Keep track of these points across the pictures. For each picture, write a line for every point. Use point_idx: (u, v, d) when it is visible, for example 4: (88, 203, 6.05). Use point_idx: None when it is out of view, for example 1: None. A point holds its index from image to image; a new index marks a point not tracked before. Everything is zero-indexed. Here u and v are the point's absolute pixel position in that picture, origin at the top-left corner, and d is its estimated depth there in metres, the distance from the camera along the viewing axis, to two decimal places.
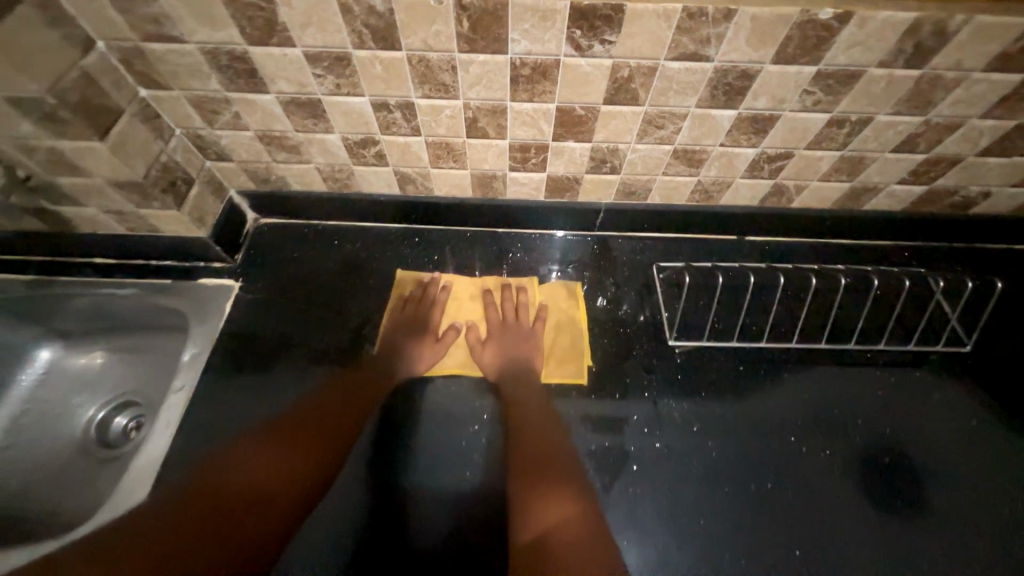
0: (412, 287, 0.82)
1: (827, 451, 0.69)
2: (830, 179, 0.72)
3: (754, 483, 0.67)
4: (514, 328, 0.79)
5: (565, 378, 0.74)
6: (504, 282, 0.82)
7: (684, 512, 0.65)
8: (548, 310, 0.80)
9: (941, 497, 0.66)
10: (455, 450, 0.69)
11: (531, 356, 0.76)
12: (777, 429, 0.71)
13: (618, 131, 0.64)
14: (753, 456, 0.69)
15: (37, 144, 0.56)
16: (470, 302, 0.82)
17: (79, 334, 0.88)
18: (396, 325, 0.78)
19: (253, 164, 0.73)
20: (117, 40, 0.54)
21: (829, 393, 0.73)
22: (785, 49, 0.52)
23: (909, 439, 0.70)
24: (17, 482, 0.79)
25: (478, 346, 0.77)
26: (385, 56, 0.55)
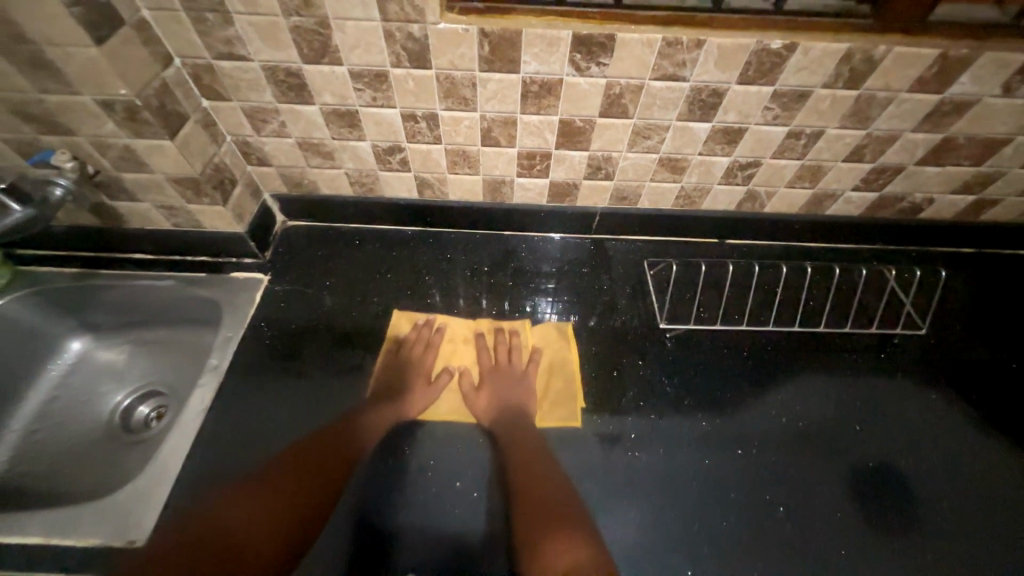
0: (407, 330, 0.85)
1: (812, 462, 0.73)
2: (795, 186, 0.83)
3: (741, 446, 0.74)
4: (507, 373, 0.82)
5: (557, 422, 0.76)
6: (497, 326, 0.87)
7: (677, 470, 0.72)
8: (539, 353, 0.84)
9: (916, 506, 0.71)
10: (454, 492, 0.69)
11: (523, 400, 0.79)
12: (763, 443, 0.75)
13: (612, 141, 0.75)
14: (739, 422, 0.76)
15: (114, 142, 0.64)
16: (465, 345, 0.86)
17: (109, 327, 0.93)
18: (391, 369, 0.80)
19: (290, 169, 0.83)
20: (193, 58, 0.64)
21: (810, 410, 0.78)
22: (746, 72, 0.64)
23: (885, 449, 0.75)
24: (44, 464, 0.82)
25: (471, 391, 0.80)
26: (417, 74, 0.66)
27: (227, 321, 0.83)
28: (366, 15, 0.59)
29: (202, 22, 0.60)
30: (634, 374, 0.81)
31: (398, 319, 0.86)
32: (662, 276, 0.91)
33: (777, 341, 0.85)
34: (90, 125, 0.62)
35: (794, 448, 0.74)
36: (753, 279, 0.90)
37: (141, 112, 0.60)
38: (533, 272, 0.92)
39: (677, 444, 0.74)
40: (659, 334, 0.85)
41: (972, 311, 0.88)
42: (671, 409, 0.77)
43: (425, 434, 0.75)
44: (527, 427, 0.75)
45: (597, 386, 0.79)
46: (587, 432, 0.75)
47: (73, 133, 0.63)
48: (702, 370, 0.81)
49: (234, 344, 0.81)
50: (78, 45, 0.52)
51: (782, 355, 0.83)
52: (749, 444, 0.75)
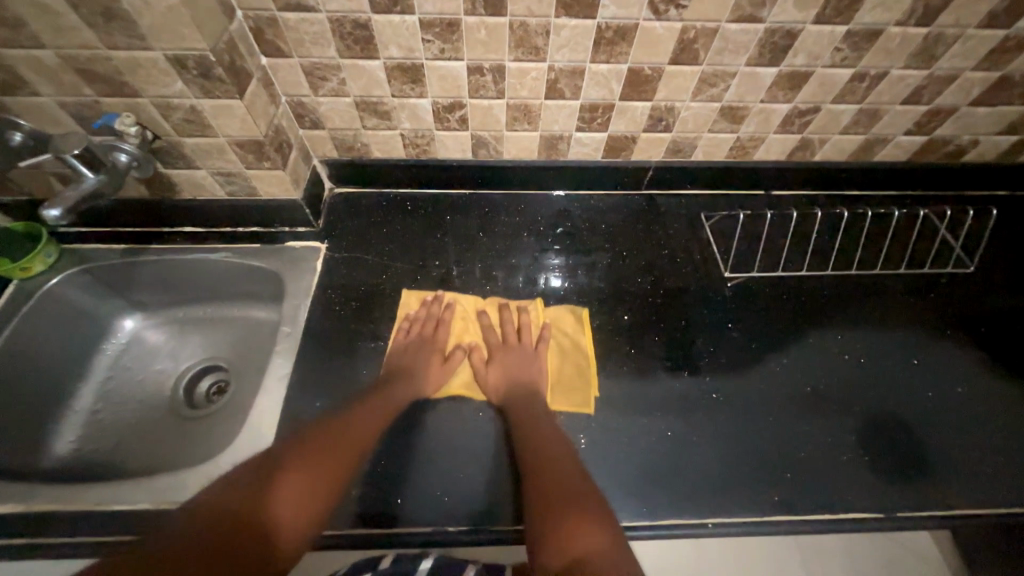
0: (417, 307, 0.83)
1: (835, 412, 0.75)
2: (849, 132, 0.84)
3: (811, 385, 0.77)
4: (517, 351, 0.79)
5: (569, 407, 0.75)
6: (504, 303, 0.84)
7: (751, 403, 0.76)
8: (550, 330, 0.82)
9: (936, 447, 0.72)
10: (462, 481, 0.68)
11: (535, 377, 0.77)
12: (788, 396, 0.76)
13: (677, 90, 0.75)
14: (805, 363, 0.79)
15: (179, 103, 0.62)
16: (473, 323, 0.84)
17: (160, 305, 0.92)
18: (401, 349, 0.77)
19: (343, 132, 0.81)
20: (257, 10, 0.61)
21: (831, 359, 0.80)
22: (823, 11, 0.64)
23: (905, 397, 0.77)
24: (112, 442, 0.82)
25: (482, 369, 0.78)
26: (491, 22, 0.64)
27: (292, 289, 0.83)
28: None
29: None
30: (701, 323, 0.83)
31: (406, 299, 0.83)
32: (719, 227, 0.92)
33: (845, 283, 0.87)
34: (157, 84, 0.59)
35: (828, 403, 0.76)
36: (813, 228, 0.92)
37: (214, 68, 0.58)
38: (587, 232, 0.92)
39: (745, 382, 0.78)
40: (721, 283, 0.87)
41: (1011, 249, 0.91)
42: (743, 348, 0.81)
43: (440, 413, 0.74)
44: (537, 406, 0.73)
45: (666, 335, 0.82)
46: (661, 375, 0.78)
47: (137, 94, 0.60)
48: (769, 317, 0.84)
49: (305, 311, 0.81)
50: None
51: (840, 301, 0.86)
52: (816, 382, 0.78)
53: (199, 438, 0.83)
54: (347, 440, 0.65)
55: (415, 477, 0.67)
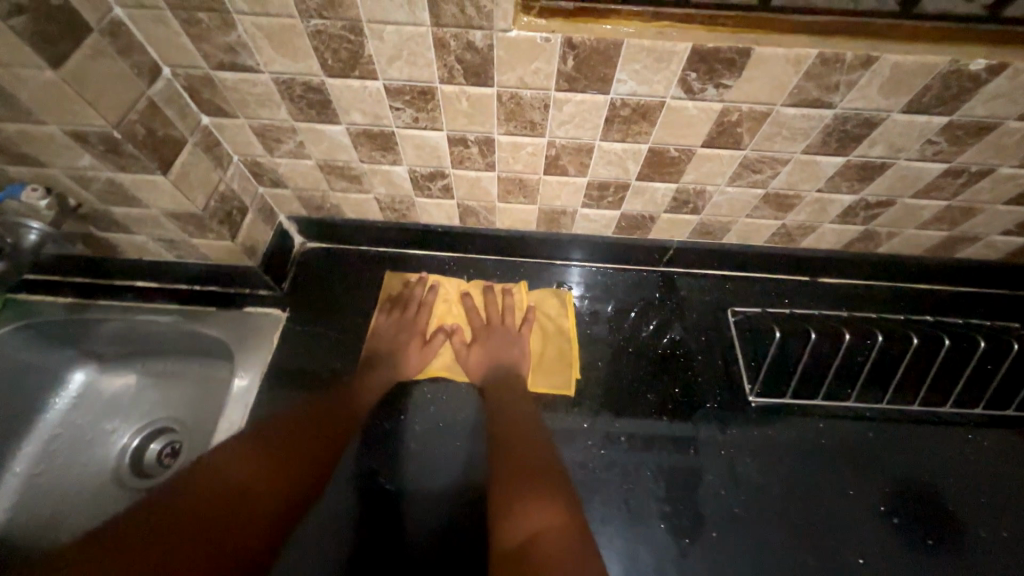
0: (398, 289, 0.79)
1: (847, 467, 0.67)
2: (927, 228, 0.67)
3: (857, 559, 0.62)
4: (501, 332, 0.76)
5: (552, 387, 0.72)
6: (488, 286, 0.79)
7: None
8: (534, 314, 0.77)
9: (959, 505, 0.65)
10: (430, 484, 0.65)
11: (517, 363, 0.73)
12: (792, 446, 0.69)
13: (710, 174, 0.60)
14: (815, 410, 0.71)
15: (94, 175, 0.52)
16: (456, 303, 0.80)
17: (114, 357, 0.84)
18: (382, 331, 0.75)
19: (309, 192, 0.69)
20: (186, 67, 0.50)
21: (845, 401, 0.71)
22: (920, 99, 0.47)
23: (926, 452, 0.68)
24: (53, 512, 0.76)
25: (463, 352, 0.75)
26: (474, 92, 0.50)
27: (243, 367, 0.73)
28: (412, 17, 0.43)
29: (195, 24, 0.45)
30: (715, 461, 0.67)
31: (390, 280, 0.80)
32: (749, 328, 0.76)
33: (902, 422, 0.70)
34: (62, 157, 0.49)
35: (853, 440, 0.69)
36: None
37: (124, 144, 0.47)
38: (590, 316, 0.78)
39: (765, 543, 0.63)
40: (745, 405, 0.71)
41: None
42: (761, 497, 0.65)
43: (431, 395, 0.72)
44: (516, 386, 0.71)
45: (673, 472, 0.66)
46: (659, 531, 0.63)
47: (43, 165, 0.50)
48: (804, 453, 0.68)
49: (255, 395, 0.71)
50: (28, 66, 0.39)
51: (895, 438, 0.69)
52: (855, 553, 0.62)
53: None
54: (343, 410, 0.69)
55: (408, 455, 0.67)
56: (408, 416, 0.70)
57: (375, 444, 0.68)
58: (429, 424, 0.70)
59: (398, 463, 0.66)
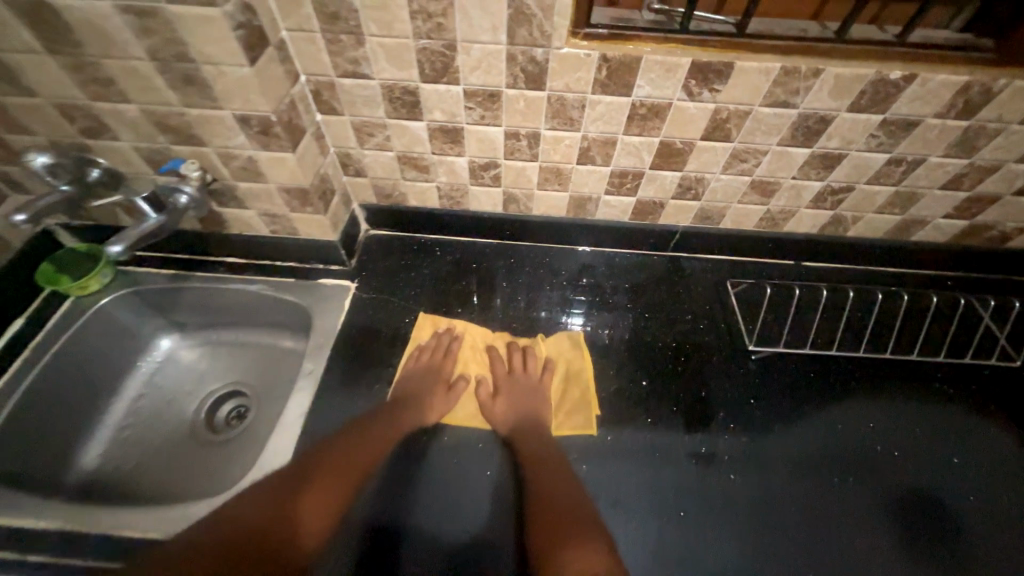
0: (427, 336, 0.86)
1: (846, 482, 0.73)
2: (884, 212, 0.83)
3: (846, 480, 0.74)
4: (523, 382, 0.83)
5: (571, 430, 0.77)
6: (511, 339, 0.88)
7: (769, 502, 0.72)
8: (553, 363, 0.85)
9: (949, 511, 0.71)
10: (457, 506, 0.70)
11: (539, 409, 0.79)
12: (793, 463, 0.75)
13: (708, 163, 0.76)
14: (812, 431, 0.77)
15: (238, 153, 0.68)
16: (478, 354, 0.88)
17: (196, 327, 0.96)
18: (413, 375, 0.81)
19: (383, 181, 0.85)
20: (317, 75, 0.67)
21: (836, 427, 0.78)
22: (859, 101, 0.65)
23: (917, 463, 0.75)
24: (137, 460, 0.84)
25: (488, 402, 0.80)
26: (530, 95, 0.67)
27: (320, 324, 0.86)
28: (494, 38, 0.61)
29: (335, 43, 0.63)
30: (722, 400, 0.80)
31: (421, 324, 0.87)
32: (744, 297, 0.91)
33: (887, 412, 0.79)
34: (222, 137, 0.65)
35: (840, 395, 0.80)
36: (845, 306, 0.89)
37: (274, 127, 0.63)
38: (611, 290, 0.92)
39: (766, 466, 0.74)
40: (745, 355, 0.84)
41: None
42: (763, 431, 0.77)
43: (456, 436, 0.77)
44: (540, 433, 0.76)
45: (686, 408, 0.79)
46: (678, 539, 0.69)
47: (203, 144, 0.66)
48: (797, 394, 0.80)
49: (330, 349, 0.83)
50: (233, 64, 0.55)
51: (872, 380, 0.82)
52: (843, 474, 0.74)
53: (216, 463, 0.84)
54: (367, 450, 0.71)
55: (420, 499, 0.70)
56: (428, 460, 0.74)
57: (407, 467, 0.73)
58: (445, 465, 0.74)
59: (427, 488, 0.71)
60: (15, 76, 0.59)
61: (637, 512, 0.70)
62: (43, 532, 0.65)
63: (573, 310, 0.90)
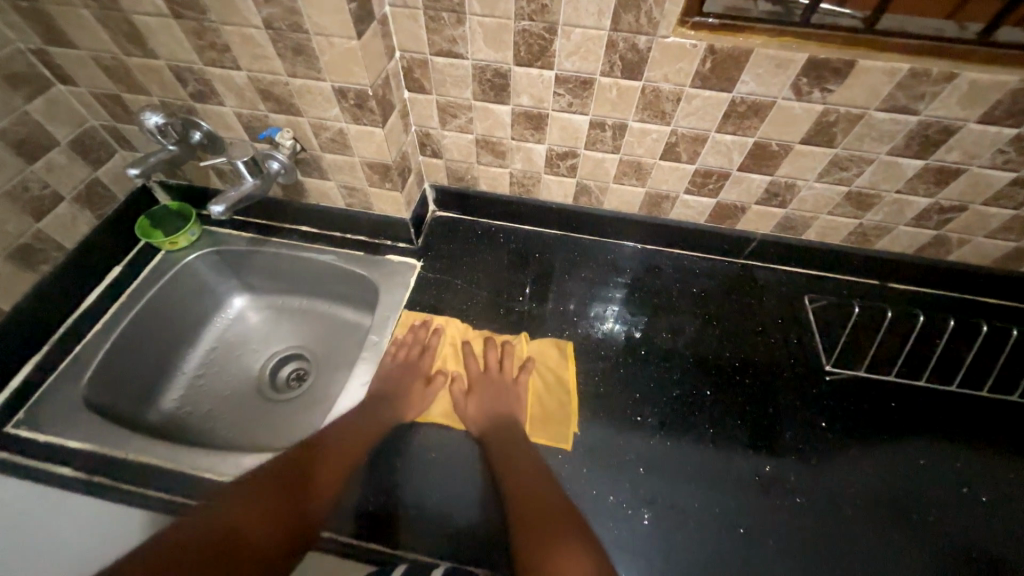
0: (405, 333, 0.85)
1: (912, 543, 0.66)
2: (996, 237, 0.76)
3: (927, 526, 0.67)
4: (497, 381, 0.79)
5: (548, 440, 0.73)
6: (490, 336, 0.85)
7: (822, 552, 0.65)
8: (532, 364, 0.81)
9: None
10: (466, 494, 0.68)
11: (512, 410, 0.76)
12: (848, 511, 0.68)
13: (803, 168, 0.72)
14: (878, 480, 0.71)
15: (330, 125, 0.69)
16: (455, 350, 0.84)
17: (266, 289, 1.01)
18: (388, 374, 0.80)
19: (458, 163, 0.86)
20: (413, 52, 0.68)
21: (905, 481, 0.71)
22: (992, 111, 0.59)
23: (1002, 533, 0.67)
24: (210, 407, 0.89)
25: (461, 400, 0.77)
26: (624, 84, 0.65)
27: (385, 299, 0.88)
28: (597, 23, 0.59)
29: (436, 20, 0.63)
30: (791, 421, 0.75)
31: (403, 321, 0.86)
32: (824, 312, 0.86)
33: (978, 462, 0.72)
34: (318, 108, 0.67)
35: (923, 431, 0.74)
36: (942, 335, 0.81)
37: (368, 101, 0.64)
38: (677, 295, 0.89)
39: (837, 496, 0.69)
40: (820, 373, 0.80)
41: None
42: (833, 458, 0.72)
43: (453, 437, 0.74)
44: (514, 438, 0.72)
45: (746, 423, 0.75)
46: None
47: (299, 114, 0.69)
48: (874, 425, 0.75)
49: (392, 324, 0.86)
50: (342, 36, 0.56)
51: (961, 417, 0.75)
52: (919, 516, 0.68)
53: (278, 419, 0.88)
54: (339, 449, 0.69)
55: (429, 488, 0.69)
56: (418, 463, 0.71)
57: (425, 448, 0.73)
58: (434, 462, 0.71)
59: (438, 469, 0.71)
60: (141, 37, 0.63)
61: (669, 534, 0.66)
62: (133, 462, 0.69)
63: (638, 309, 0.87)
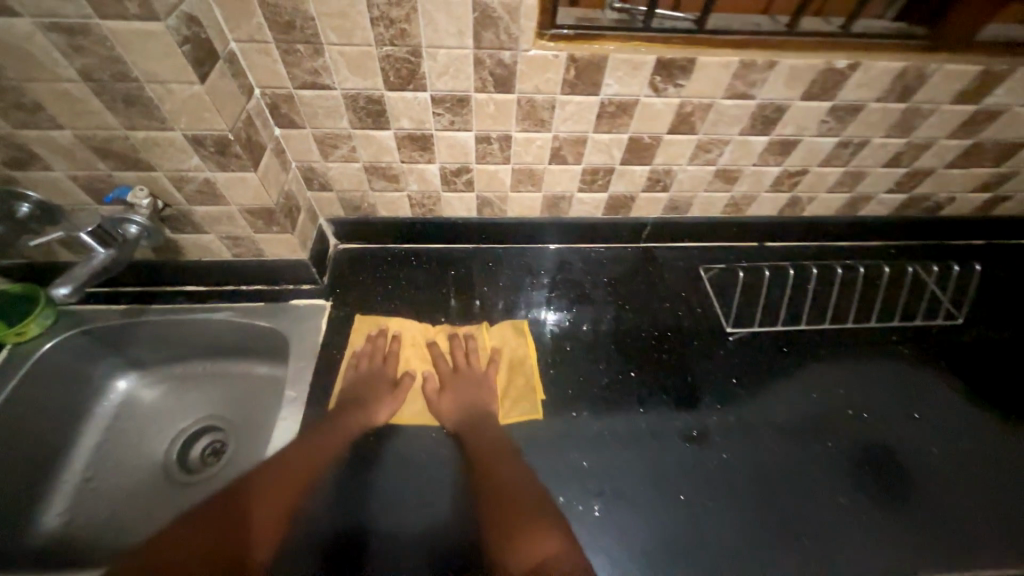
0: (362, 342, 0.84)
1: (829, 470, 0.75)
2: (835, 191, 0.89)
3: (829, 442, 0.77)
4: (468, 377, 0.82)
5: (518, 418, 0.77)
6: (452, 332, 0.87)
7: (757, 500, 0.72)
8: (498, 355, 0.85)
9: (924, 484, 0.74)
10: (429, 504, 0.69)
11: (484, 401, 0.79)
12: (774, 460, 0.76)
13: (675, 155, 0.78)
14: (794, 427, 0.79)
15: (192, 176, 0.63)
16: (420, 349, 0.86)
17: (156, 361, 0.89)
18: (350, 383, 0.79)
19: (351, 194, 0.82)
20: (274, 88, 0.63)
21: (818, 421, 0.79)
22: (810, 89, 0.68)
23: (897, 446, 0.77)
24: (108, 513, 0.78)
25: (435, 398, 0.80)
26: (500, 98, 0.67)
27: (298, 351, 0.82)
28: (460, 43, 0.59)
29: (292, 53, 0.59)
30: (706, 375, 0.83)
31: (356, 329, 0.85)
32: (718, 282, 0.94)
33: (865, 388, 0.83)
34: (173, 160, 0.60)
35: (833, 376, 0.84)
36: (808, 281, 0.94)
37: (231, 146, 0.59)
38: (590, 286, 0.93)
39: (776, 449, 0.77)
40: (723, 336, 0.88)
41: (995, 294, 0.95)
42: (753, 410, 0.80)
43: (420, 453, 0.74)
44: (486, 426, 0.76)
45: (695, 442, 0.77)
46: (656, 542, 0.68)
47: (151, 168, 0.61)
48: (823, 426, 0.79)
49: (310, 373, 0.80)
50: (180, 81, 0.51)
51: (868, 375, 0.85)
52: (856, 466, 0.75)
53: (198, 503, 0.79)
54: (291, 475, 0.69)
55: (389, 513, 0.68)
56: (379, 484, 0.71)
57: (378, 477, 0.71)
58: (405, 475, 0.72)
59: (395, 493, 0.70)
60: None
61: (620, 512, 0.70)
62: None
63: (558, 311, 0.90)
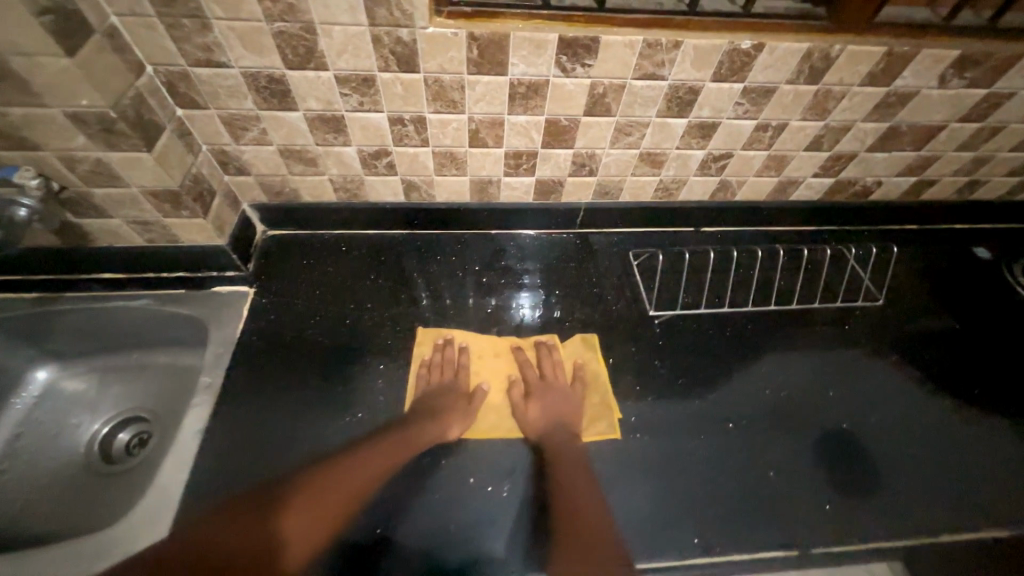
0: (431, 352, 0.82)
1: (737, 440, 0.76)
2: (762, 175, 0.89)
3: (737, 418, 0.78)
4: (556, 390, 0.80)
5: (597, 435, 0.75)
6: (530, 345, 0.85)
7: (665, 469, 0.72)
8: (580, 369, 0.83)
9: (831, 456, 0.75)
10: (468, 506, 0.66)
11: (571, 413, 0.77)
12: (686, 431, 0.76)
13: (595, 138, 0.78)
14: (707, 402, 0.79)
15: (84, 156, 0.61)
16: (497, 361, 0.84)
17: (77, 352, 0.87)
18: (427, 392, 0.76)
19: (270, 177, 0.80)
20: (167, 65, 0.62)
21: (735, 399, 0.80)
22: (719, 70, 0.69)
23: (807, 421, 0.79)
24: (24, 502, 0.76)
25: (520, 407, 0.78)
26: (406, 77, 0.66)
27: (216, 338, 0.80)
28: (353, 19, 0.59)
29: (179, 28, 0.58)
30: (627, 355, 0.84)
31: (423, 339, 0.83)
32: (646, 267, 0.95)
33: (782, 366, 0.85)
34: (60, 139, 0.58)
35: (771, 364, 0.85)
36: (729, 262, 0.96)
37: (117, 122, 0.58)
38: (523, 271, 0.93)
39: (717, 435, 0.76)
40: (648, 318, 0.89)
41: (919, 277, 0.97)
42: (667, 386, 0.81)
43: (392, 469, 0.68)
44: (570, 438, 0.73)
45: (607, 414, 0.77)
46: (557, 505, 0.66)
47: (38, 148, 0.59)
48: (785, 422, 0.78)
49: (228, 360, 0.78)
50: (48, 54, 0.49)
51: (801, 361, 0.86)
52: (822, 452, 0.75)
53: (116, 494, 0.78)
54: (336, 485, 0.65)
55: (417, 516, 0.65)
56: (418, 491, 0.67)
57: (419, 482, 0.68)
58: (435, 499, 0.67)
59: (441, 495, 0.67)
60: None
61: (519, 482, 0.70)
62: None
63: (489, 297, 0.89)
